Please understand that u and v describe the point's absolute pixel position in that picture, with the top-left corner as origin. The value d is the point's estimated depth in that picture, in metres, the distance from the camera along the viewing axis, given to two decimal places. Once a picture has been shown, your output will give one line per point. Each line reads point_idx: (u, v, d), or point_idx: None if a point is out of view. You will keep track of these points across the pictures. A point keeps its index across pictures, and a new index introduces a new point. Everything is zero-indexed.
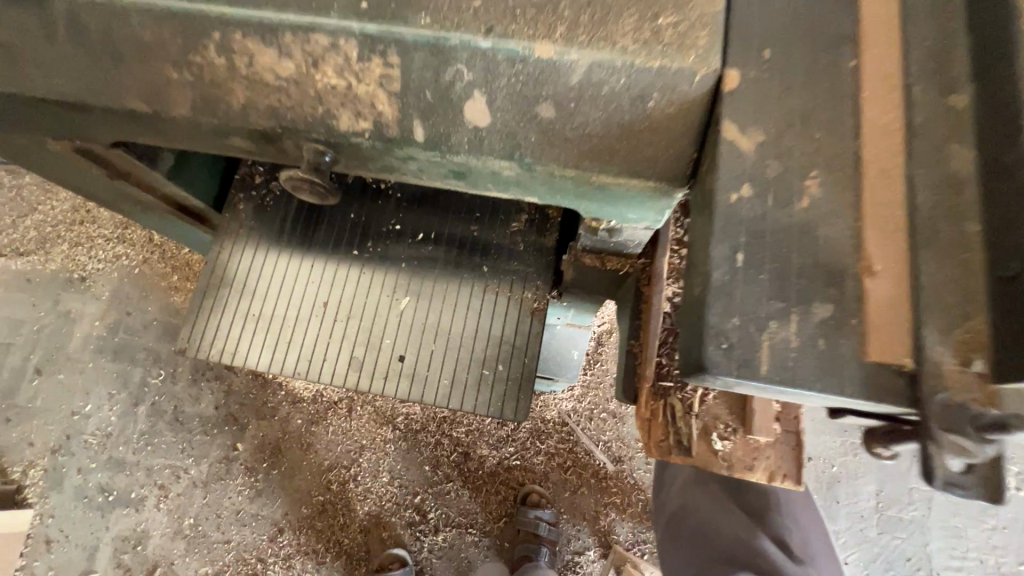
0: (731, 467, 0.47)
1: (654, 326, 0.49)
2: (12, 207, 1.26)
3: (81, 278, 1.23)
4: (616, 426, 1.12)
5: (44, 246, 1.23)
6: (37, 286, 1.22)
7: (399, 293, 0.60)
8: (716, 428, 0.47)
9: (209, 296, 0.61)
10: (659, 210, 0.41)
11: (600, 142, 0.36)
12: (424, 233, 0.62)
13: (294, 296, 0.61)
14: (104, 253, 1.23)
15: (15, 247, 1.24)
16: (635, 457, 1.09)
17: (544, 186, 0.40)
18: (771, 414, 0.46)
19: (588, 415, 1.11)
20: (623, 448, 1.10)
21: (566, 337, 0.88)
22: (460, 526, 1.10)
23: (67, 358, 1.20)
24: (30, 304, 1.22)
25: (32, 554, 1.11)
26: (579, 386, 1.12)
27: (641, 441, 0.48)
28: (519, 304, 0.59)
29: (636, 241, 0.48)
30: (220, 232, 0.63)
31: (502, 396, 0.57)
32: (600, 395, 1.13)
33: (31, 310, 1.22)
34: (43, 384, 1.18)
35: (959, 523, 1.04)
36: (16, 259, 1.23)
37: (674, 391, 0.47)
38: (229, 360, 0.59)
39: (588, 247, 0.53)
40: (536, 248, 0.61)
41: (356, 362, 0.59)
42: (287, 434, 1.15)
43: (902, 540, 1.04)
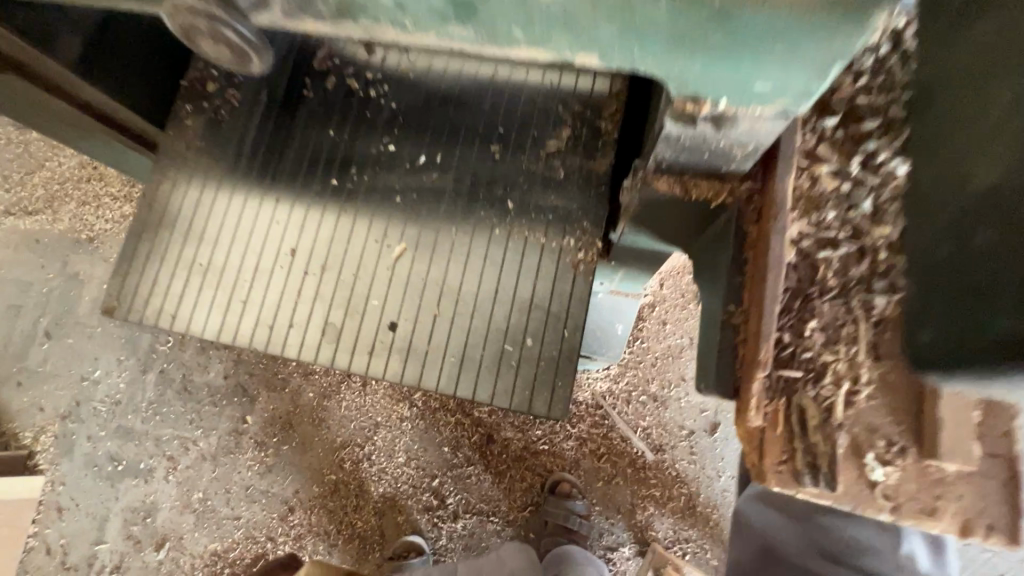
0: (896, 510, 0.29)
1: (773, 285, 0.31)
2: (13, 157, 1.00)
3: (88, 240, 0.99)
4: (656, 410, 0.94)
5: (51, 205, 0.99)
6: (46, 248, 0.99)
7: (392, 239, 0.44)
8: (871, 447, 0.29)
9: (147, 240, 0.46)
10: (818, 70, 0.23)
11: None
12: (427, 154, 0.45)
13: (253, 241, 0.45)
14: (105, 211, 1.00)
15: (22, 205, 1.00)
16: (677, 445, 0.92)
17: (617, 19, 0.22)
18: (971, 428, 0.29)
19: (625, 397, 0.94)
20: (664, 435, 0.93)
21: (612, 307, 0.70)
22: (481, 513, 0.93)
23: (77, 323, 0.99)
24: (40, 268, 0.99)
25: (45, 520, 0.95)
26: (616, 364, 0.94)
27: (744, 460, 0.31)
28: (558, 254, 0.42)
29: (748, 148, 0.30)
30: (162, 154, 0.48)
31: (530, 380, 0.40)
32: (640, 373, 0.94)
33: (39, 273, 0.99)
34: (55, 349, 0.98)
35: None
36: (22, 218, 0.99)
37: (804, 386, 0.30)
38: (167, 322, 0.44)
39: (665, 166, 0.35)
40: (582, 175, 0.43)
41: (331, 330, 0.43)
42: (298, 408, 0.97)
43: None
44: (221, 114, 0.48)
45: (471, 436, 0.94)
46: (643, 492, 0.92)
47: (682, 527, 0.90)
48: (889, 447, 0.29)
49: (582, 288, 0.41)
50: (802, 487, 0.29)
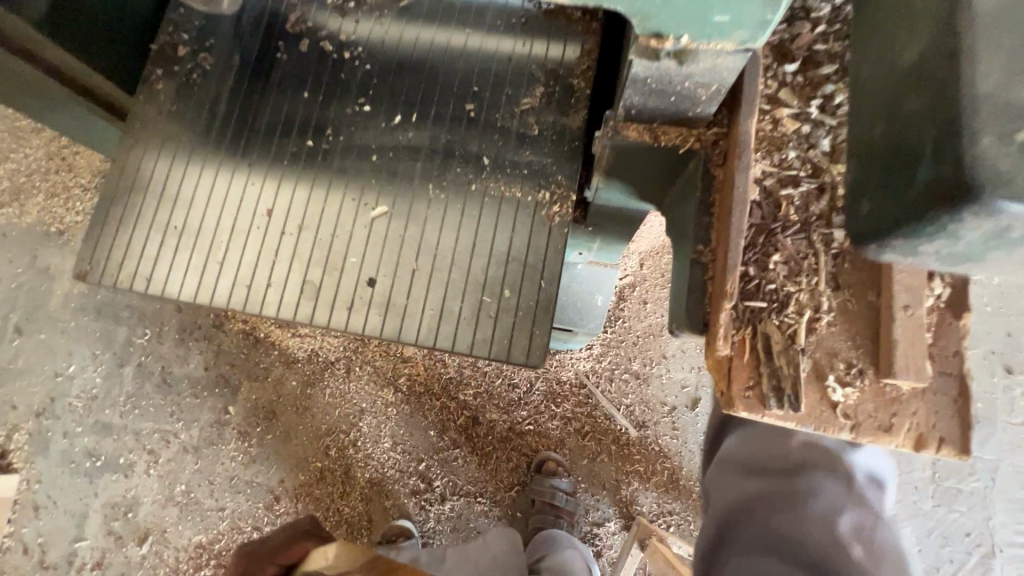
0: (857, 430, 0.31)
1: (737, 220, 0.32)
2: None
3: (60, 233, 0.98)
4: (639, 388, 0.96)
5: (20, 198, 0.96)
6: (11, 240, 0.97)
7: (368, 198, 0.44)
8: (832, 369, 0.31)
9: (118, 206, 0.46)
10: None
11: None
12: (403, 115, 0.45)
13: (228, 205, 0.45)
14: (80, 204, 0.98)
15: None
16: (660, 422, 0.94)
17: None
18: (922, 347, 0.30)
19: (608, 375, 0.95)
20: (647, 412, 0.95)
21: (591, 280, 0.72)
22: (469, 494, 0.94)
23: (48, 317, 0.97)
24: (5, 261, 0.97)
25: (21, 520, 0.93)
26: (598, 344, 0.96)
27: (714, 389, 0.32)
28: (534, 212, 0.43)
29: (713, 89, 0.32)
30: (131, 122, 0.47)
31: (509, 333, 0.41)
32: (623, 352, 0.96)
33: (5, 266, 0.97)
34: (24, 344, 0.96)
35: None
36: None
37: (768, 315, 0.32)
38: (142, 288, 0.44)
39: (634, 113, 0.36)
40: (556, 132, 0.44)
41: (310, 291, 0.43)
42: (282, 396, 0.96)
43: (962, 514, 0.83)
44: (192, 79, 0.48)
45: (457, 417, 0.95)
46: (629, 470, 0.94)
47: (666, 500, 0.93)
48: (848, 371, 0.31)
49: (557, 242, 0.42)
50: (768, 411, 0.31)
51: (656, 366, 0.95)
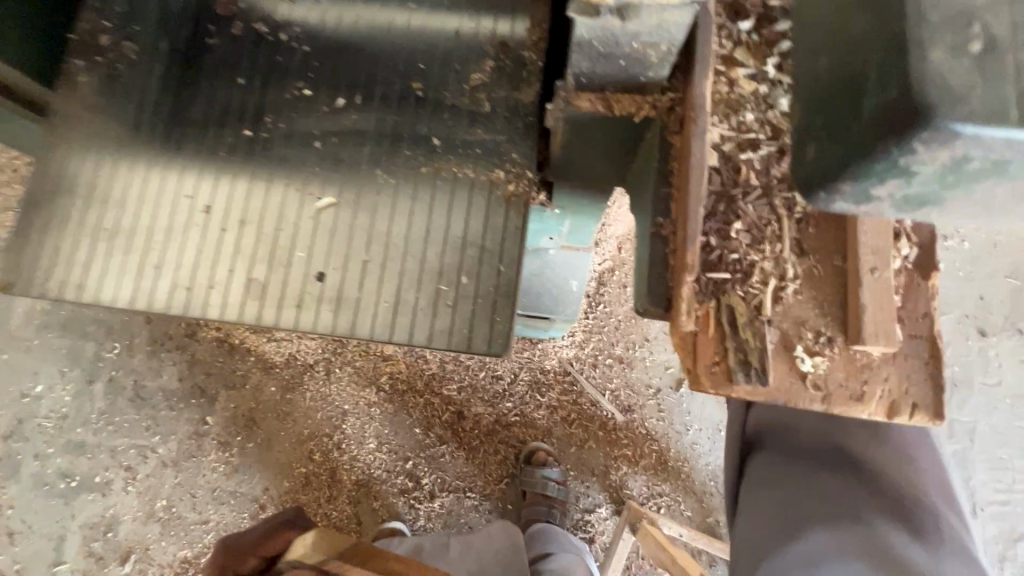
0: (829, 400, 0.29)
1: (695, 188, 0.31)
2: None
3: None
4: (623, 372, 0.94)
5: None
6: None
7: (315, 189, 0.42)
8: (800, 339, 0.30)
9: (43, 210, 0.42)
10: None
11: None
12: (345, 97, 0.43)
13: (164, 203, 0.42)
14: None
15: None
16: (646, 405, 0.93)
17: None
18: (892, 310, 0.29)
19: (591, 362, 0.94)
20: (632, 396, 0.94)
21: (565, 265, 0.70)
22: (458, 491, 0.92)
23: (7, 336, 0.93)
24: None
25: None
26: (580, 330, 0.94)
27: (681, 367, 0.31)
28: (490, 195, 0.41)
29: (662, 49, 0.30)
30: (53, 119, 0.44)
31: (470, 322, 0.39)
32: (606, 337, 0.95)
33: None
34: None
35: (1008, 456, 0.86)
36: None
37: (732, 286, 0.30)
38: (73, 295, 0.41)
39: (584, 80, 0.34)
40: (509, 109, 0.42)
41: (255, 289, 0.40)
42: (258, 403, 0.93)
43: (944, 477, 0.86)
44: (117, 71, 0.44)
45: (439, 413, 0.93)
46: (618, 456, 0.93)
47: (656, 482, 0.92)
48: (817, 338, 0.30)
49: (516, 223, 0.40)
50: (736, 386, 0.29)
51: (639, 349, 0.94)
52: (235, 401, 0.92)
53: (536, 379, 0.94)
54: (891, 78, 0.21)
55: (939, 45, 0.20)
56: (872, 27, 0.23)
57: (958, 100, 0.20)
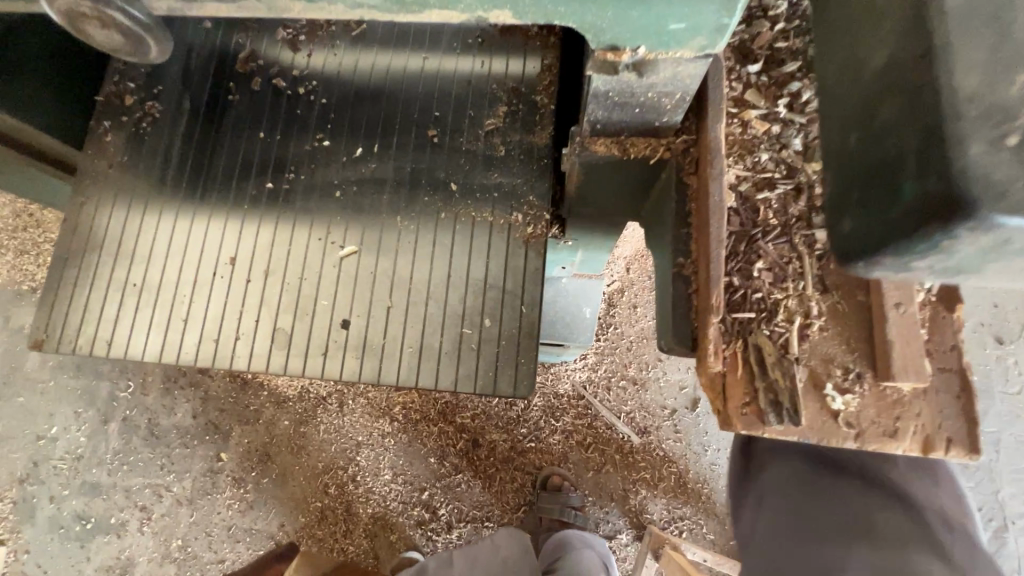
0: (862, 437, 0.29)
1: (715, 230, 0.31)
2: None
3: (28, 289, 0.95)
4: (638, 394, 0.94)
5: None
6: None
7: (337, 236, 0.43)
8: (829, 376, 0.30)
9: (73, 265, 0.43)
10: (727, 1, 0.23)
11: None
12: (364, 146, 0.44)
13: (190, 255, 0.43)
14: (49, 260, 0.95)
15: None
16: (663, 427, 0.92)
17: None
18: (919, 345, 0.29)
19: (605, 385, 0.93)
20: (649, 418, 0.93)
21: (577, 292, 0.70)
22: (475, 521, 0.91)
23: (21, 379, 0.94)
24: None
25: None
26: (592, 352, 0.94)
27: (710, 406, 0.31)
28: (506, 236, 0.41)
29: (678, 98, 0.31)
30: (82, 177, 0.45)
31: (494, 363, 0.39)
32: (619, 359, 0.94)
33: None
34: None
35: None
36: None
37: (758, 325, 0.31)
38: (105, 349, 0.42)
39: (600, 126, 0.35)
40: (524, 151, 0.43)
41: (281, 336, 0.41)
42: (272, 438, 0.93)
43: (972, 491, 0.84)
44: (143, 128, 0.46)
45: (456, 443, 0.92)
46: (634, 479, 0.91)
47: (676, 506, 0.90)
48: (845, 373, 0.30)
49: (535, 262, 0.41)
50: (768, 425, 0.29)
51: (653, 370, 0.93)
52: (249, 438, 0.92)
53: (551, 405, 0.94)
54: (930, 160, 0.22)
55: (975, 137, 0.21)
56: (904, 113, 0.23)
57: (993, 192, 0.21)
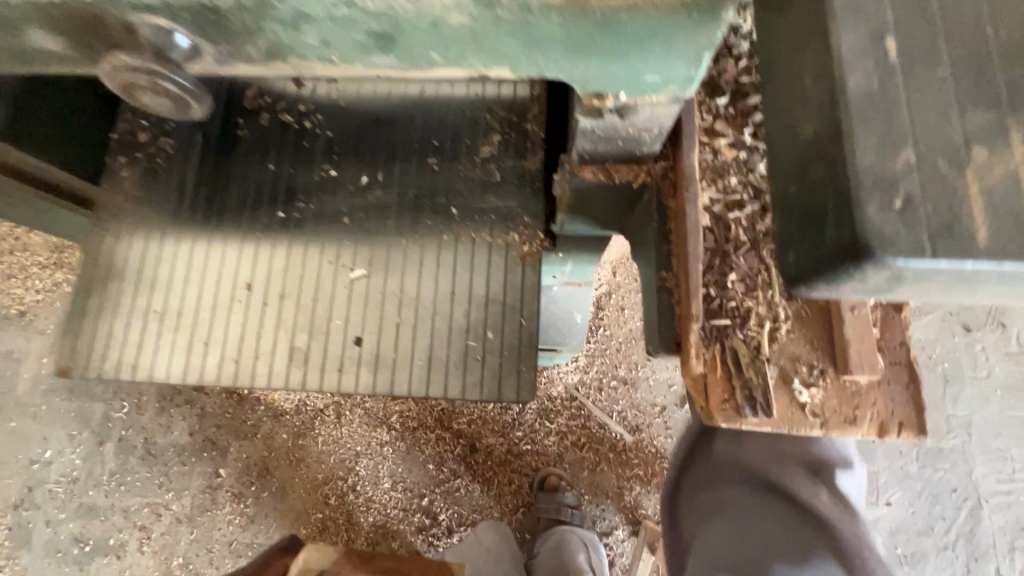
0: (826, 426, 0.33)
1: (693, 247, 0.35)
2: None
3: (21, 314, 0.96)
4: (628, 393, 0.98)
5: None
6: None
7: (346, 260, 0.46)
8: (796, 373, 0.34)
9: (95, 295, 0.46)
10: (694, 57, 0.27)
11: None
12: (369, 177, 0.47)
13: (208, 282, 0.46)
14: (41, 283, 0.97)
15: None
16: (653, 424, 0.96)
17: (515, 39, 0.26)
18: (873, 343, 0.34)
19: (596, 385, 0.98)
20: (639, 416, 0.97)
21: (566, 300, 0.74)
22: (475, 524, 0.94)
23: (15, 404, 0.95)
24: None
25: None
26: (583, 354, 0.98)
27: (695, 404, 0.35)
28: (504, 256, 0.45)
29: (656, 133, 0.35)
30: (99, 211, 0.48)
31: (498, 373, 0.43)
32: (608, 360, 0.99)
33: None
34: None
35: (1003, 445, 0.91)
36: None
37: (733, 330, 0.35)
38: (130, 375, 0.44)
39: (587, 156, 0.39)
40: (517, 176, 0.47)
41: (298, 356, 0.44)
42: (273, 451, 0.95)
43: (946, 471, 0.90)
44: (158, 163, 0.49)
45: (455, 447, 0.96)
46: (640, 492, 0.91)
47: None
48: (811, 371, 0.34)
49: (531, 279, 0.44)
50: (744, 418, 0.34)
51: (643, 370, 0.98)
52: (249, 452, 0.94)
53: (546, 408, 0.97)
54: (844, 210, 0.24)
55: (875, 198, 0.23)
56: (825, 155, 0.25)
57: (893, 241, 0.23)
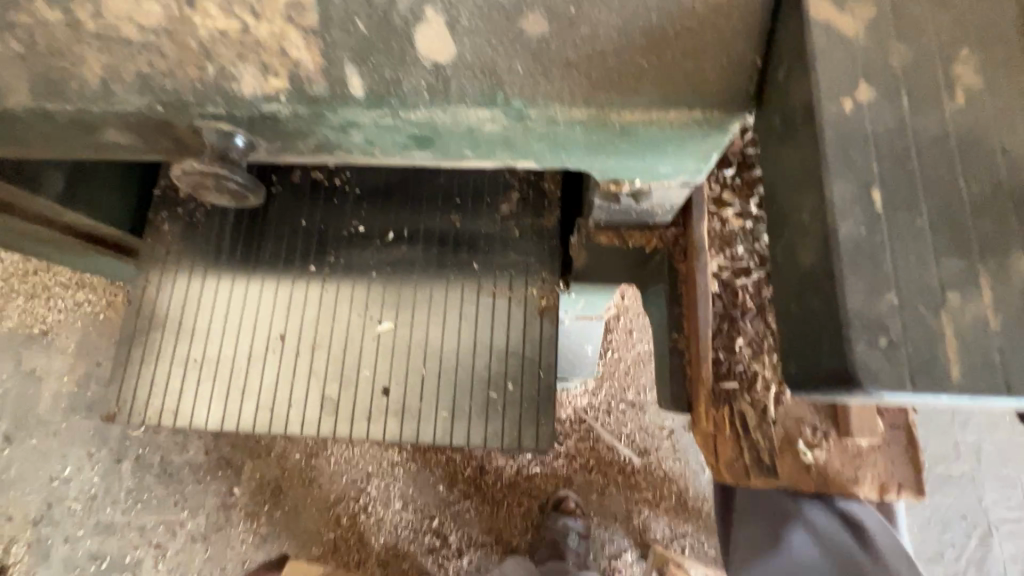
0: (828, 485, 0.36)
1: (702, 314, 0.38)
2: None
3: (41, 333, 1.00)
4: (637, 416, 1.00)
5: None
6: None
7: (373, 313, 0.49)
8: (801, 435, 0.36)
9: (138, 345, 0.49)
10: (701, 155, 0.30)
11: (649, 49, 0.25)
12: (395, 232, 0.50)
13: (244, 333, 0.49)
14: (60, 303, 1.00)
15: None
16: (662, 447, 0.98)
17: (542, 142, 0.29)
18: (872, 407, 0.35)
19: (605, 408, 0.99)
20: (648, 439, 0.99)
21: (577, 332, 0.76)
22: (485, 545, 0.95)
23: (37, 422, 0.98)
24: None
25: None
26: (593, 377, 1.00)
27: (706, 460, 0.38)
28: (522, 310, 0.48)
29: (666, 208, 0.37)
30: (142, 261, 0.51)
31: (517, 421, 0.46)
32: (616, 383, 1.01)
33: None
34: (15, 453, 0.97)
35: (1013, 472, 0.91)
36: None
37: (741, 393, 0.37)
38: (171, 421, 0.48)
39: (603, 224, 0.41)
40: (534, 232, 0.49)
41: (329, 404, 0.47)
42: (286, 471, 0.98)
43: (953, 498, 0.91)
44: (197, 218, 0.51)
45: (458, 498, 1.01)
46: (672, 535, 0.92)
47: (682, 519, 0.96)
48: (819, 436, 0.36)
49: (548, 331, 0.47)
50: (752, 477, 0.36)
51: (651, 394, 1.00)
52: (262, 471, 0.97)
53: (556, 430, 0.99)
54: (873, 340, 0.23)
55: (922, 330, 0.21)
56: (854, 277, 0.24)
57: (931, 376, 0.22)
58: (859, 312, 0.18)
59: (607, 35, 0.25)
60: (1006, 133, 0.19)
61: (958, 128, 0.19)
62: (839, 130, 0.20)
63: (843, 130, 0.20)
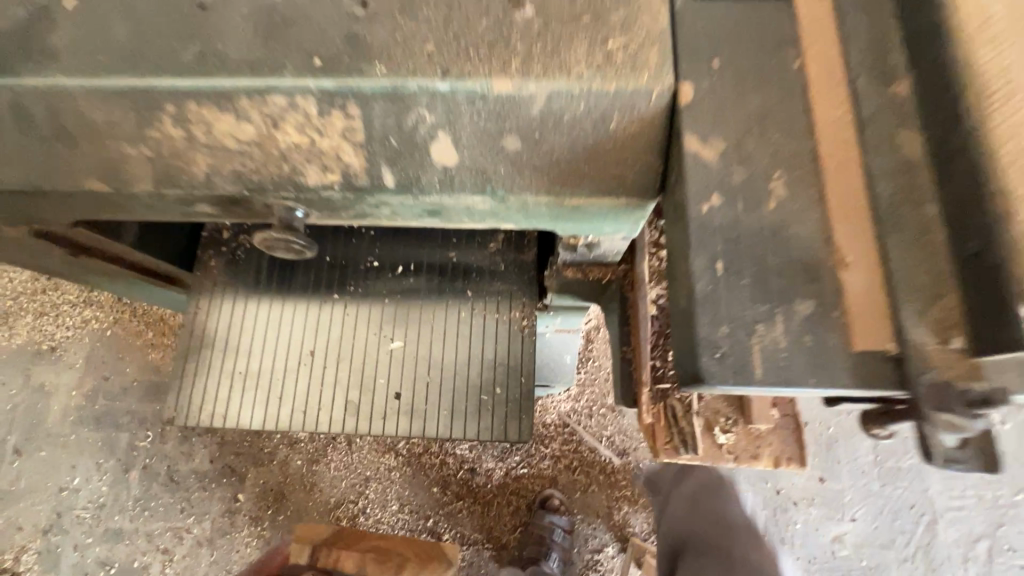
0: (737, 458, 0.48)
1: (643, 331, 0.49)
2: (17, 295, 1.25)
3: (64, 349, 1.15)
4: (616, 420, 1.12)
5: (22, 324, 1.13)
6: None
7: (387, 332, 0.60)
8: (717, 422, 0.48)
9: (192, 359, 0.59)
10: (632, 221, 0.42)
11: (591, 157, 0.37)
12: (404, 265, 0.61)
13: (281, 349, 0.60)
14: None
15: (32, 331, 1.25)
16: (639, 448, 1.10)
17: (520, 214, 0.41)
18: (768, 400, 0.48)
19: (587, 413, 1.12)
20: (627, 441, 1.11)
21: (559, 343, 0.88)
22: (476, 542, 1.09)
23: None
24: None
25: None
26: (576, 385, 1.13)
27: (648, 444, 0.49)
28: (508, 328, 0.59)
29: (616, 251, 0.49)
30: (194, 290, 0.62)
31: (504, 418, 0.57)
32: (598, 390, 1.13)
33: None
34: None
35: None
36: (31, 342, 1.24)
37: (672, 391, 0.48)
38: (221, 423, 0.58)
39: (569, 262, 0.53)
40: (516, 265, 0.61)
41: (352, 406, 0.58)
42: (288, 478, 1.18)
43: None
44: (239, 254, 0.62)
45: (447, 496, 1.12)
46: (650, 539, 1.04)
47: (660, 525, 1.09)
48: (727, 424, 0.48)
49: (529, 347, 0.59)
50: (681, 455, 0.48)
51: None
52: (266, 478, 1.18)
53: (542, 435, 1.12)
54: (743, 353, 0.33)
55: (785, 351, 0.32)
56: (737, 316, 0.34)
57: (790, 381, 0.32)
58: (704, 336, 0.30)
59: (562, 148, 0.36)
60: (799, 224, 0.32)
61: (771, 221, 0.32)
62: (698, 223, 0.32)
63: (701, 223, 0.32)
